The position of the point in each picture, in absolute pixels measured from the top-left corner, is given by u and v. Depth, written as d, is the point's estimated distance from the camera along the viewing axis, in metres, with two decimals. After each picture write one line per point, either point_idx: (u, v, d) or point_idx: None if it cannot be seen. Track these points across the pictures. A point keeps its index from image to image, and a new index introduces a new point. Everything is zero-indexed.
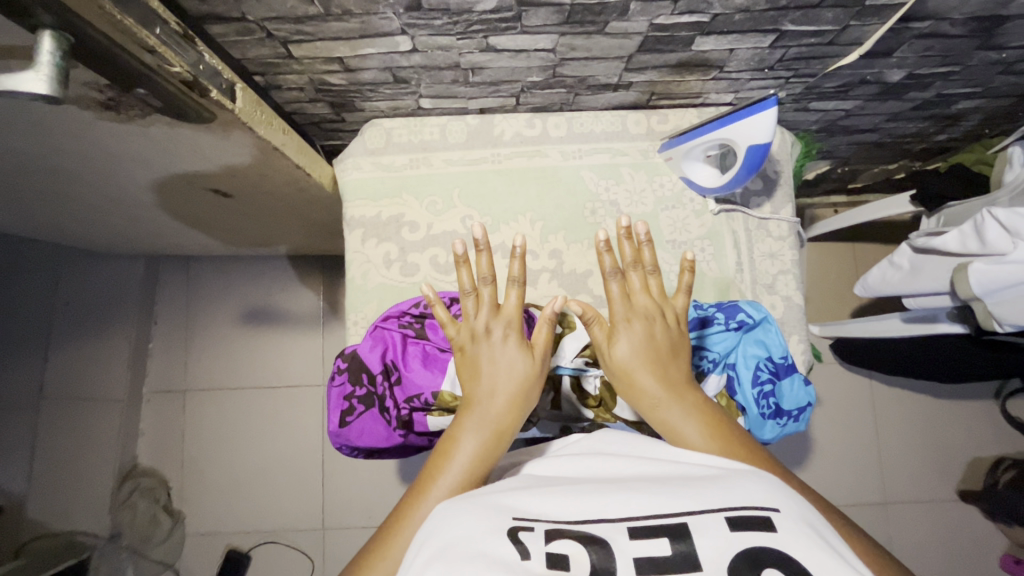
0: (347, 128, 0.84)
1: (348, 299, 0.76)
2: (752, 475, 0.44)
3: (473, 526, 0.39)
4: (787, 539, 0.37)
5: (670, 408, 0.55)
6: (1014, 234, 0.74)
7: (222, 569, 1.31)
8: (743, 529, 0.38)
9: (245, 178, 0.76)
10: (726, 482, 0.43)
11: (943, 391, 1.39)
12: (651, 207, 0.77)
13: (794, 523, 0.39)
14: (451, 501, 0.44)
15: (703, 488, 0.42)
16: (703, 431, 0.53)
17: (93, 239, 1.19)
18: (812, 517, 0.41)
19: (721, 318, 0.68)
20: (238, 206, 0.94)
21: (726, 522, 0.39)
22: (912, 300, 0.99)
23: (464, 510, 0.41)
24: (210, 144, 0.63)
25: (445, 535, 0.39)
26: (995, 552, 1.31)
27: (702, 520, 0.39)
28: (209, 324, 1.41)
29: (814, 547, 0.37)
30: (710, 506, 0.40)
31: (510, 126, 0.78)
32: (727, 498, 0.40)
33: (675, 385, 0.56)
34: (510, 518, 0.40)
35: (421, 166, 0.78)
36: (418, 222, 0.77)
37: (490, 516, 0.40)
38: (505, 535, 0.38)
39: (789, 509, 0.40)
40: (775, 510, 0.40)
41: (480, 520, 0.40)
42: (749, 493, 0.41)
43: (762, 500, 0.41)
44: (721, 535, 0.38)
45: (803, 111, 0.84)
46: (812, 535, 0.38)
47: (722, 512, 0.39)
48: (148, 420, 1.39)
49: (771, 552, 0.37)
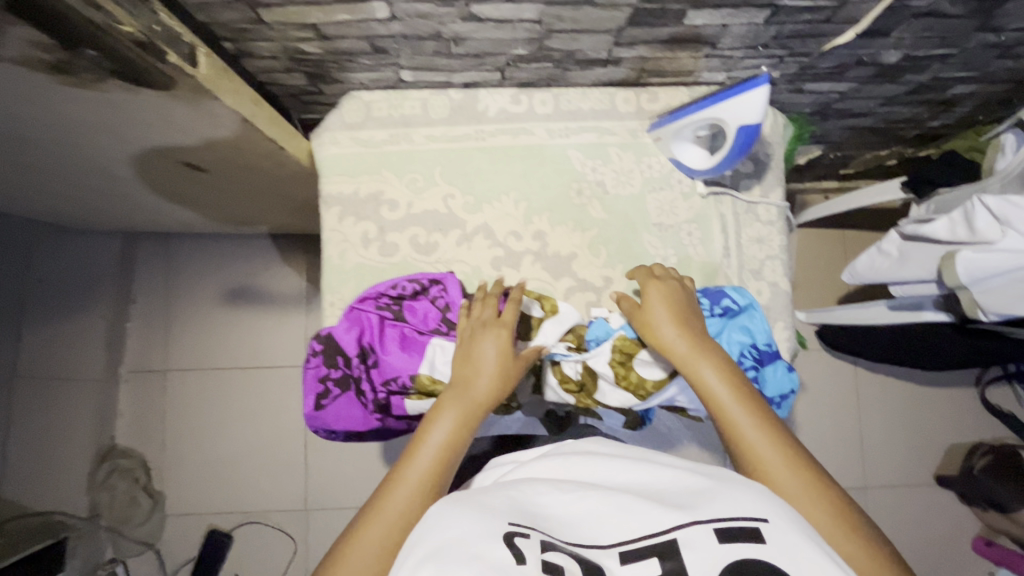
0: (325, 101, 0.80)
1: (325, 279, 0.73)
2: (743, 483, 0.44)
3: (467, 532, 0.39)
4: (775, 552, 0.38)
5: (698, 357, 0.58)
6: (1003, 222, 0.75)
7: (204, 549, 1.31)
8: (733, 541, 0.39)
9: (215, 151, 0.72)
10: (718, 493, 0.43)
11: (925, 378, 1.40)
12: (638, 188, 0.75)
13: (783, 534, 0.40)
14: (445, 500, 0.44)
15: (694, 503, 0.42)
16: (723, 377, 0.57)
17: (64, 214, 1.15)
18: (801, 525, 0.42)
19: (706, 303, 0.68)
20: (212, 181, 0.90)
21: (715, 535, 0.39)
22: (900, 288, 0.96)
23: (457, 513, 0.41)
24: (174, 114, 0.59)
25: (438, 540, 0.39)
26: (967, 535, 1.35)
27: (692, 534, 0.39)
28: (188, 304, 1.38)
29: (801, 559, 0.38)
30: (700, 518, 0.40)
31: (494, 102, 0.75)
32: (717, 511, 0.41)
33: (700, 341, 0.60)
34: (506, 523, 0.40)
35: (402, 142, 0.74)
36: (398, 201, 0.74)
37: (485, 521, 0.40)
38: (501, 540, 0.38)
39: (778, 518, 0.41)
40: (764, 521, 0.40)
41: (475, 523, 0.40)
42: (739, 503, 0.42)
43: (751, 510, 0.41)
44: (710, 548, 0.39)
45: (797, 92, 0.82)
46: (799, 547, 0.39)
47: (712, 524, 0.40)
48: (125, 401, 1.37)
49: (760, 565, 0.38)
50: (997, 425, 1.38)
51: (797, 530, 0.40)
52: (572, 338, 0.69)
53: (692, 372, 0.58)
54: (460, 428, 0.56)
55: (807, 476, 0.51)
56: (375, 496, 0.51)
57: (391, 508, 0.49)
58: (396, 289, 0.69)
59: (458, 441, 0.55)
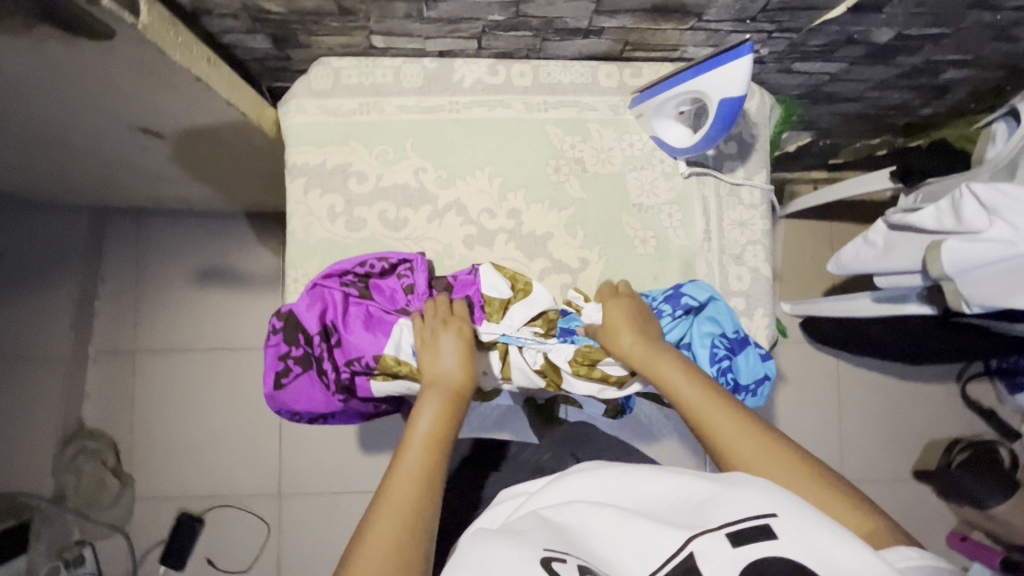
0: (294, 68, 0.76)
1: (288, 254, 0.70)
2: (750, 483, 0.46)
3: (507, 562, 0.42)
4: (786, 544, 0.39)
5: (658, 362, 0.58)
6: (991, 211, 0.72)
7: (174, 533, 1.28)
8: (745, 543, 0.40)
9: (170, 114, 0.68)
10: (726, 498, 0.45)
11: (908, 373, 1.39)
12: (618, 166, 0.72)
13: (793, 524, 0.41)
14: (485, 530, 0.48)
15: (706, 513, 0.44)
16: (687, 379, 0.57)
17: (25, 186, 1.10)
18: (813, 511, 0.43)
19: (667, 307, 0.66)
20: (175, 150, 0.86)
21: (727, 539, 0.41)
22: (883, 279, 0.93)
23: (494, 543, 0.45)
24: (119, 69, 0.55)
25: (482, 566, 0.42)
26: (943, 529, 1.36)
27: (705, 543, 0.41)
28: (157, 282, 1.33)
29: (818, 545, 0.39)
30: (711, 527, 0.42)
31: (470, 72, 0.72)
32: (724, 517, 0.43)
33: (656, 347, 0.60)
34: (541, 549, 0.44)
35: (372, 112, 0.71)
36: (366, 173, 0.70)
37: (520, 550, 0.43)
38: (539, 565, 0.41)
39: (787, 510, 0.42)
40: (773, 515, 0.42)
41: (513, 551, 0.43)
42: (746, 503, 0.43)
43: (758, 508, 0.43)
44: (724, 553, 0.40)
45: (786, 73, 0.79)
46: (814, 534, 0.40)
47: (722, 530, 0.42)
48: (93, 382, 1.30)
49: (778, 560, 0.39)
50: (977, 420, 1.39)
51: (808, 519, 0.41)
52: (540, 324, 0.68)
53: (659, 377, 0.58)
54: (443, 420, 0.56)
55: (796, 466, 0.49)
56: (376, 498, 0.49)
57: (394, 503, 0.48)
58: (364, 265, 0.66)
59: (445, 429, 0.55)
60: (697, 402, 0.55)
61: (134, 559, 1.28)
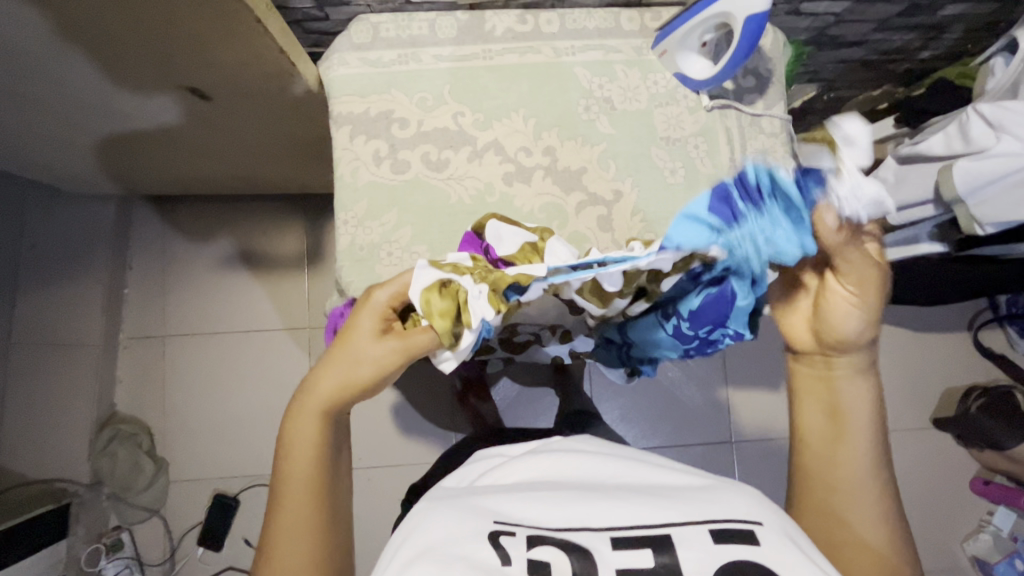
0: (333, 29, 0.81)
1: (338, 198, 0.74)
2: (737, 489, 0.49)
3: (457, 531, 0.44)
4: (766, 552, 0.42)
5: (857, 387, 0.54)
6: (998, 128, 0.77)
7: (210, 514, 1.28)
8: (727, 542, 0.43)
9: (222, 64, 0.72)
10: (717, 496, 0.47)
11: (922, 323, 1.42)
12: (645, 103, 0.76)
13: (774, 536, 0.44)
14: (440, 502, 0.49)
15: (696, 501, 0.47)
16: (871, 417, 0.54)
17: (61, 171, 1.14)
18: (792, 532, 0.45)
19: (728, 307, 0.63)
20: (214, 116, 0.89)
21: (710, 534, 0.44)
22: (897, 216, 0.95)
23: (449, 514, 0.46)
24: (188, 13, 0.60)
25: (431, 537, 0.44)
26: (966, 477, 1.38)
27: (687, 532, 0.43)
28: (185, 266, 1.36)
29: (791, 557, 0.42)
30: (695, 518, 0.45)
31: (501, 22, 0.76)
32: (712, 512, 0.45)
33: (861, 374, 0.55)
34: (491, 522, 0.45)
35: (410, 62, 0.75)
36: (407, 119, 0.74)
37: (473, 522, 0.45)
38: (485, 540, 0.43)
39: (770, 521, 0.45)
40: (758, 524, 0.45)
41: (464, 524, 0.45)
42: (734, 505, 0.46)
43: (745, 513, 0.46)
44: (706, 547, 0.43)
45: (794, 15, 0.84)
46: (790, 551, 0.43)
47: (706, 525, 0.44)
48: (126, 368, 1.33)
49: (749, 563, 0.42)
50: (990, 367, 1.41)
51: (786, 538, 0.44)
52: (588, 285, 0.62)
53: (844, 395, 0.55)
54: (324, 429, 0.53)
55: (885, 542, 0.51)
56: (269, 517, 0.49)
57: (288, 522, 0.49)
58: None
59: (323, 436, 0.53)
60: (853, 418, 0.54)
61: (172, 541, 1.28)
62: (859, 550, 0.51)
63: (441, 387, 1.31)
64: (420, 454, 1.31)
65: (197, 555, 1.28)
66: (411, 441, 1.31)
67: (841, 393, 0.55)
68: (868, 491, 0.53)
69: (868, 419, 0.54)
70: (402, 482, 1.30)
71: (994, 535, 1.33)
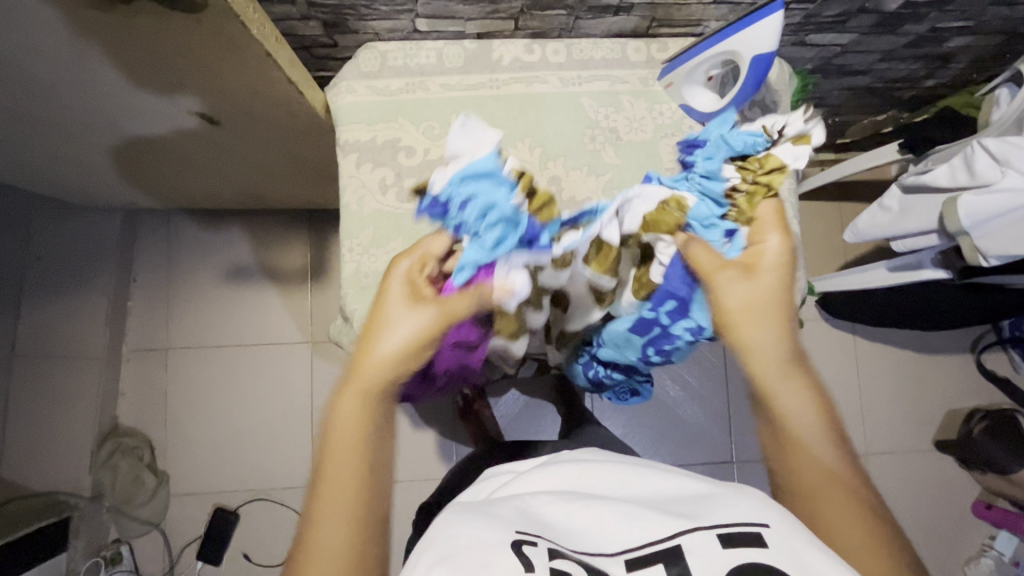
0: (340, 55, 0.81)
1: (344, 225, 0.74)
2: (742, 491, 0.48)
3: (477, 539, 0.43)
4: (776, 553, 0.41)
5: (789, 387, 0.53)
6: (1003, 163, 0.76)
7: (210, 528, 1.28)
8: (735, 544, 0.42)
9: (230, 90, 0.73)
10: (722, 501, 0.46)
11: (925, 344, 1.42)
12: (651, 134, 0.76)
13: (783, 537, 0.42)
14: (457, 513, 0.48)
15: (704, 510, 0.46)
16: (818, 416, 0.52)
17: (67, 185, 1.14)
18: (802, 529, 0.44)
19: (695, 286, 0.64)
20: (220, 137, 0.89)
21: (718, 539, 0.43)
22: (902, 244, 0.98)
23: (467, 523, 0.45)
24: (198, 44, 0.60)
25: (450, 548, 0.43)
26: (967, 500, 1.38)
27: (696, 538, 0.42)
28: (190, 280, 1.37)
29: (802, 558, 0.41)
30: (704, 524, 0.44)
31: (508, 51, 0.76)
32: (720, 518, 0.44)
33: (789, 368, 0.54)
34: (513, 533, 0.44)
35: (417, 90, 0.75)
36: (414, 147, 0.75)
37: (493, 531, 0.44)
38: (507, 548, 0.42)
39: (777, 521, 0.44)
40: (765, 526, 0.43)
41: (486, 534, 0.44)
42: (742, 509, 0.45)
43: (752, 516, 0.44)
44: (714, 551, 0.42)
45: (800, 45, 0.84)
46: (804, 552, 0.41)
47: (714, 530, 0.43)
48: (129, 380, 1.34)
49: (761, 565, 0.40)
50: (993, 390, 1.41)
51: (797, 534, 0.43)
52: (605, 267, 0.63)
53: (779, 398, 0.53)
54: (363, 405, 0.51)
55: (873, 537, 0.46)
56: (309, 505, 0.47)
57: (330, 511, 0.46)
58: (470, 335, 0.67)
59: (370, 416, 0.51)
60: (798, 424, 0.52)
61: (171, 554, 1.28)
62: (855, 542, 0.46)
63: (443, 403, 1.31)
64: (420, 471, 1.31)
65: (196, 569, 1.28)
66: (412, 457, 1.31)
67: (784, 400, 0.53)
68: (840, 500, 0.48)
69: (819, 421, 0.52)
70: (402, 499, 1.30)
71: (997, 560, 1.31)
